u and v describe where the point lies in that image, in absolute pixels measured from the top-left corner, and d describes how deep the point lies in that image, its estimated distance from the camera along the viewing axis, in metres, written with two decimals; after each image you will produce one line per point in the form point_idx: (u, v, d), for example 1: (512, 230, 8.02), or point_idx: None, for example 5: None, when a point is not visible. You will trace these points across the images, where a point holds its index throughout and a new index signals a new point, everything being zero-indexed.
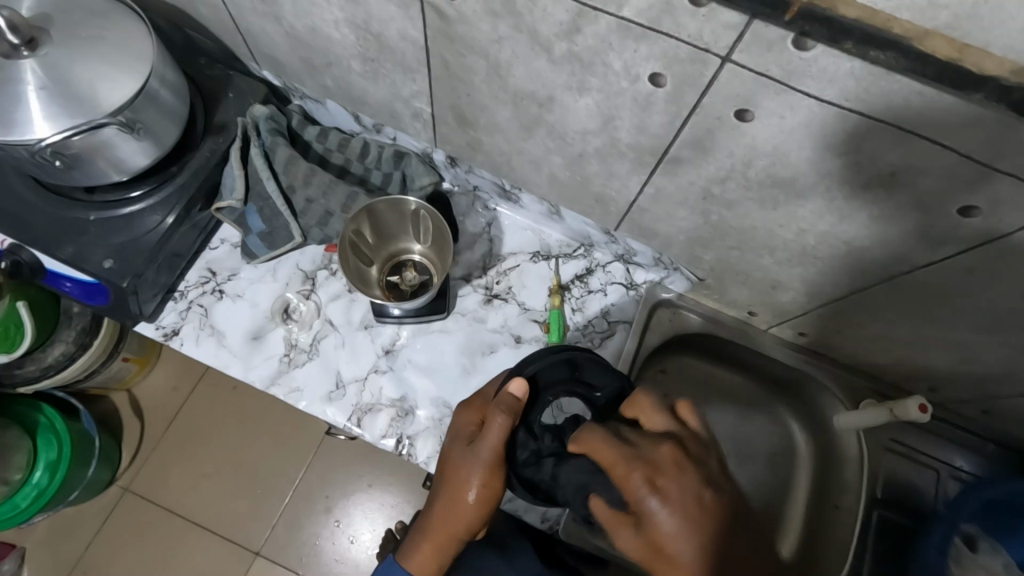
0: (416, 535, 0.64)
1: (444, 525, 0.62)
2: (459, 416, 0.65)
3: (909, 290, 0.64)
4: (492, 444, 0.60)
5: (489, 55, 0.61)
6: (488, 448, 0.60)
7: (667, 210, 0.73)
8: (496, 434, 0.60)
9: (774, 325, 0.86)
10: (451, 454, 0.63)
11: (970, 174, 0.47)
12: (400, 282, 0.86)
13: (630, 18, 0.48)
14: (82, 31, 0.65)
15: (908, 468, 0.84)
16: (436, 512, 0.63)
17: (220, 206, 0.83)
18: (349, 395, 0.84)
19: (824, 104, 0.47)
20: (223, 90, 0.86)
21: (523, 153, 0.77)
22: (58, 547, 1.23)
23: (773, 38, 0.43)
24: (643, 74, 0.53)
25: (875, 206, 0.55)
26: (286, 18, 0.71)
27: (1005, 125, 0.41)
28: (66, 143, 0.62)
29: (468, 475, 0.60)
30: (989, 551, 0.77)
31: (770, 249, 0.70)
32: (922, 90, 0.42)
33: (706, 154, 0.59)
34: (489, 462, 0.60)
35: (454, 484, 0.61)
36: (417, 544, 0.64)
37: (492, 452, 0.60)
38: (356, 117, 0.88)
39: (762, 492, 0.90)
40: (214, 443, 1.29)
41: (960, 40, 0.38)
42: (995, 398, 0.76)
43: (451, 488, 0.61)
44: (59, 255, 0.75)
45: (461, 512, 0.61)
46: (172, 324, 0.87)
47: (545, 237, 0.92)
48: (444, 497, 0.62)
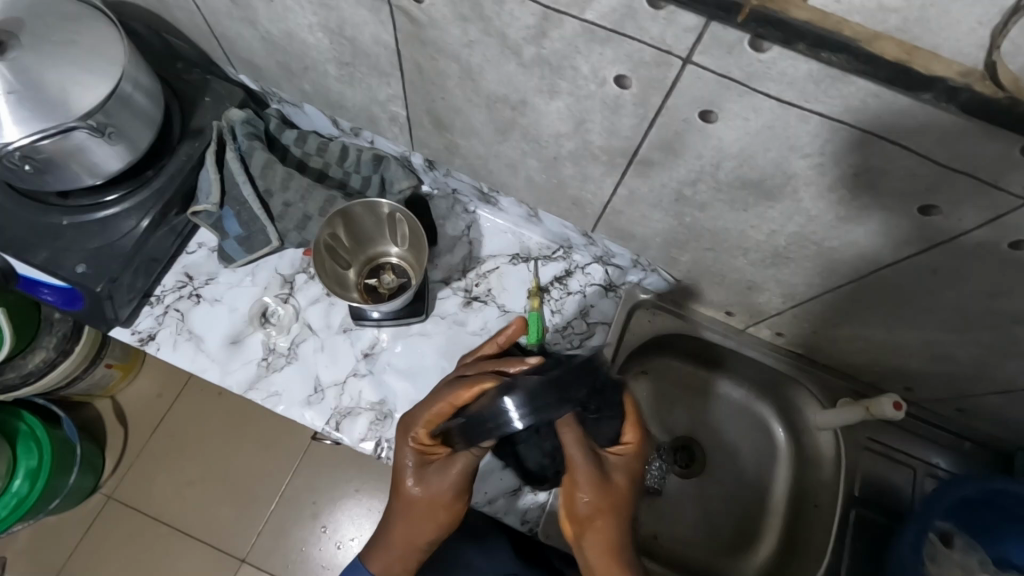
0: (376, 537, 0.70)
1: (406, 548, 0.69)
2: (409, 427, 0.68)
3: (879, 289, 0.65)
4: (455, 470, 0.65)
5: (460, 59, 0.61)
6: (450, 485, 0.66)
7: (641, 212, 0.73)
8: (457, 473, 0.65)
9: (750, 327, 0.88)
10: (405, 471, 0.67)
11: (930, 175, 0.47)
12: (378, 285, 0.86)
13: (594, 22, 0.48)
14: (52, 36, 0.65)
15: (884, 466, 0.84)
16: (393, 536, 0.69)
17: (198, 210, 0.83)
18: (328, 399, 0.84)
19: (784, 105, 0.47)
20: (200, 95, 0.86)
21: (499, 155, 0.77)
22: (39, 556, 1.22)
23: (732, 41, 0.44)
24: (609, 77, 0.54)
25: (841, 206, 0.56)
26: (261, 23, 0.71)
27: (959, 126, 0.42)
28: (36, 146, 0.62)
29: (425, 500, 0.67)
30: (964, 548, 0.78)
31: (744, 251, 0.71)
32: (878, 92, 0.42)
33: (675, 156, 0.60)
34: (444, 498, 0.66)
35: (410, 492, 0.67)
36: (377, 545, 0.70)
37: (449, 490, 0.66)
38: (335, 121, 0.88)
39: (742, 493, 0.89)
40: (198, 450, 1.28)
41: (911, 43, 0.38)
42: (969, 396, 0.77)
43: (400, 489, 0.68)
44: (32, 260, 0.75)
45: (424, 538, 0.68)
46: (148, 329, 0.87)
47: (525, 240, 0.93)
48: (399, 525, 0.68)
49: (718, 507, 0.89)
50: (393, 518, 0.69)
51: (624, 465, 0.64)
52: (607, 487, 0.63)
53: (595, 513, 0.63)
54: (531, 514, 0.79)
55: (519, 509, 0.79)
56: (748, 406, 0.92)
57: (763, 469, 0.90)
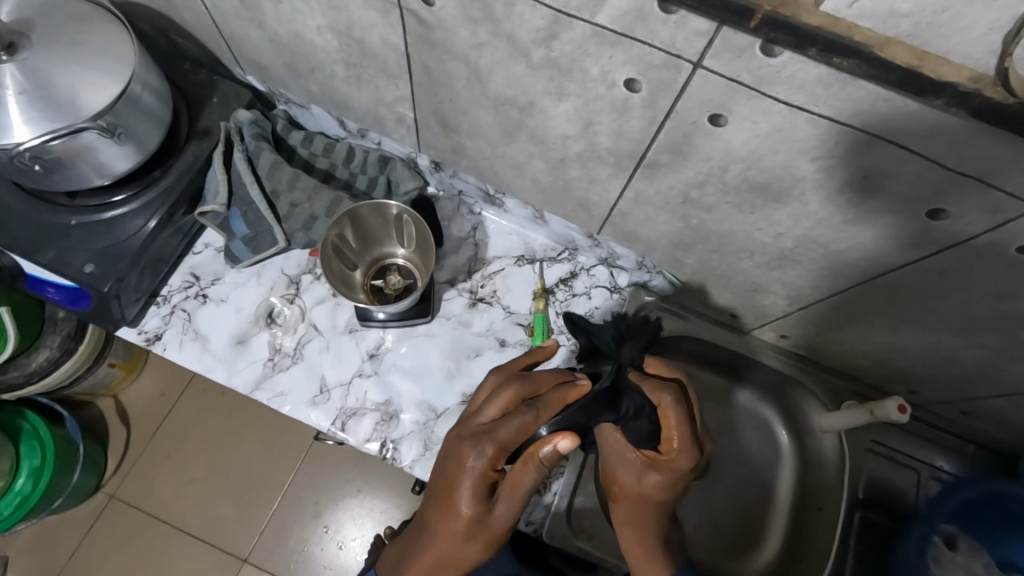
0: (410, 560, 0.67)
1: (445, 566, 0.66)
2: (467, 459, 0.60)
3: (885, 292, 0.65)
4: (523, 492, 0.61)
5: (469, 61, 0.62)
6: (512, 510, 0.62)
7: (647, 214, 0.74)
8: (522, 496, 0.62)
9: (755, 328, 0.89)
10: (463, 505, 0.61)
11: (937, 178, 0.48)
12: (385, 286, 0.86)
13: (604, 25, 0.49)
14: (62, 36, 0.65)
15: (886, 468, 0.85)
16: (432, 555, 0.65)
17: (204, 210, 0.83)
18: (333, 400, 0.84)
19: (794, 108, 0.48)
20: (207, 95, 0.87)
21: (506, 157, 0.77)
22: (42, 555, 1.22)
23: (742, 45, 0.44)
24: (618, 80, 0.54)
25: (848, 209, 0.56)
26: (270, 24, 0.71)
27: (968, 130, 0.42)
28: (46, 147, 0.62)
29: (483, 528, 0.62)
30: (969, 551, 0.78)
31: (749, 253, 0.71)
32: (887, 97, 0.43)
33: (683, 158, 0.60)
34: (504, 523, 0.63)
35: (467, 524, 0.62)
36: (412, 566, 0.67)
37: (511, 513, 0.62)
38: (341, 122, 0.88)
39: (746, 494, 0.89)
40: (202, 449, 1.29)
41: (921, 48, 0.38)
42: (973, 398, 0.77)
43: (452, 520, 0.62)
44: (40, 260, 0.75)
45: (467, 560, 0.65)
46: (155, 329, 0.87)
47: (530, 241, 0.93)
48: (442, 549, 0.64)
49: (722, 508, 0.88)
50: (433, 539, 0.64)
51: (666, 473, 0.62)
52: (645, 488, 0.63)
53: (630, 506, 0.65)
54: (536, 516, 0.80)
55: (525, 510, 0.80)
56: (755, 409, 0.92)
57: (767, 471, 0.90)
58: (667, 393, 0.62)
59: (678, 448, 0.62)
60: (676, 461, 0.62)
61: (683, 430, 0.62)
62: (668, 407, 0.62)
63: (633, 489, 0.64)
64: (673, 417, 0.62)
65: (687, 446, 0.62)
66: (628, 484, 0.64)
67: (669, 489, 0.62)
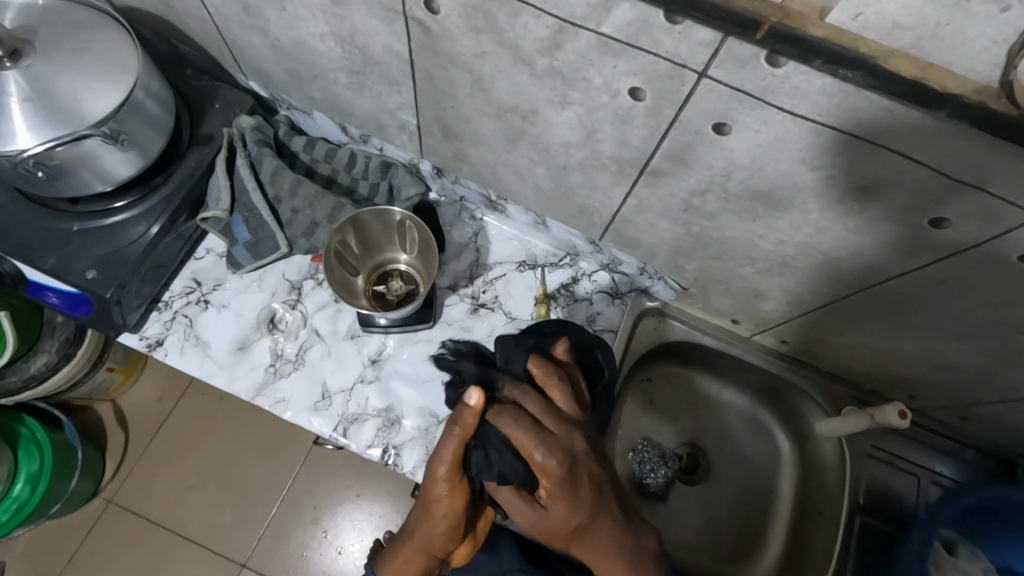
0: (395, 541, 0.68)
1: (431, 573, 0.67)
2: (434, 473, 0.59)
3: (884, 298, 0.66)
4: (448, 455, 0.58)
5: (472, 69, 0.62)
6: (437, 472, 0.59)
7: (648, 221, 0.74)
8: (445, 462, 0.58)
9: (756, 334, 0.88)
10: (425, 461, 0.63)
11: (939, 187, 0.48)
12: (386, 291, 0.86)
13: (609, 35, 0.49)
14: (65, 44, 0.66)
15: (887, 474, 0.85)
16: (419, 565, 0.66)
17: (206, 216, 0.84)
18: (335, 405, 0.84)
19: (797, 118, 0.48)
20: (209, 101, 0.87)
21: (508, 164, 0.78)
22: (39, 562, 1.21)
23: (746, 55, 0.44)
24: (622, 89, 0.54)
25: (849, 217, 0.56)
26: (273, 31, 0.71)
27: (970, 140, 0.42)
28: (50, 154, 0.62)
29: (424, 494, 0.61)
30: (968, 556, 0.77)
31: (751, 260, 0.71)
32: (890, 107, 0.43)
33: (685, 166, 0.60)
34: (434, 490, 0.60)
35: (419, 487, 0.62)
36: (393, 546, 0.68)
37: (438, 479, 0.59)
38: (343, 128, 0.88)
39: (745, 499, 0.90)
40: (200, 454, 1.28)
41: (924, 59, 0.39)
42: (973, 405, 0.78)
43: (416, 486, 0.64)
44: (41, 266, 0.75)
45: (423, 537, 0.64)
46: (156, 335, 0.86)
47: (531, 247, 0.93)
48: (427, 561, 0.65)
49: (721, 513, 0.90)
50: (415, 555, 0.65)
51: (558, 473, 0.54)
52: (560, 522, 0.55)
53: (577, 539, 0.57)
54: None
55: None
56: (753, 413, 0.94)
57: (767, 477, 0.91)
58: (504, 414, 0.55)
59: (545, 442, 0.54)
60: (571, 435, 0.56)
61: (548, 441, 0.55)
62: (517, 436, 0.54)
63: (554, 527, 0.56)
64: (567, 403, 0.59)
65: (553, 449, 0.54)
66: (544, 526, 0.56)
67: (567, 499, 0.54)
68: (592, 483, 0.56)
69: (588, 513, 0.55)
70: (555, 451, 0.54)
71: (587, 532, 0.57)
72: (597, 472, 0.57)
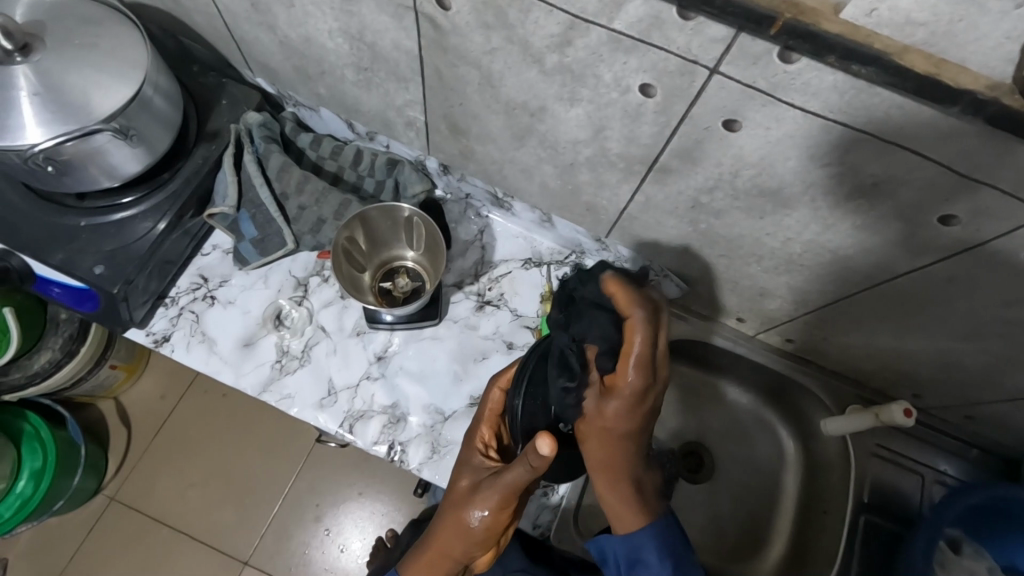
0: (417, 546, 0.67)
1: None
2: (487, 497, 0.60)
3: (891, 296, 0.66)
4: (511, 478, 0.58)
5: (482, 66, 0.62)
6: (491, 492, 0.60)
7: (655, 219, 0.74)
8: (505, 486, 0.59)
9: (761, 333, 0.88)
10: (466, 474, 0.64)
11: (948, 184, 0.48)
12: (393, 288, 0.86)
13: (620, 31, 0.49)
14: (74, 39, 0.66)
15: (892, 472, 0.84)
16: (444, 572, 0.65)
17: (213, 212, 0.84)
18: (340, 402, 0.84)
19: (808, 115, 0.48)
20: (216, 98, 0.87)
21: (515, 161, 0.78)
22: (41, 558, 1.21)
23: (759, 52, 0.44)
24: (632, 85, 0.54)
25: (857, 215, 0.57)
26: (282, 28, 0.72)
27: (981, 137, 0.43)
28: (59, 148, 0.62)
29: (466, 506, 0.61)
30: (973, 555, 0.77)
31: (757, 258, 0.71)
32: (902, 103, 0.43)
33: (693, 164, 0.60)
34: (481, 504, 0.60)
35: (461, 501, 0.62)
36: (416, 551, 0.66)
37: (489, 497, 0.60)
38: (350, 125, 0.89)
39: (747, 498, 0.91)
40: (203, 452, 1.28)
41: (938, 56, 0.39)
42: (978, 404, 0.78)
43: (454, 499, 0.63)
44: (48, 261, 0.75)
45: (455, 547, 0.63)
46: (162, 331, 0.87)
47: (537, 245, 0.93)
48: (454, 565, 0.65)
49: (724, 511, 0.90)
50: (443, 558, 0.64)
51: (631, 397, 0.55)
52: (603, 416, 0.57)
53: (598, 442, 0.58)
54: (541, 520, 0.79)
55: (531, 513, 0.80)
56: (758, 412, 0.94)
57: (772, 476, 0.91)
58: (637, 301, 0.56)
59: (642, 355, 0.55)
60: (662, 361, 0.57)
61: (649, 349, 0.55)
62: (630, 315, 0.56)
63: (595, 418, 0.58)
64: (642, 342, 0.55)
65: (645, 362, 0.55)
66: (587, 408, 0.58)
67: (627, 411, 0.56)
68: (651, 409, 0.57)
69: (628, 428, 0.57)
70: (645, 368, 0.55)
71: (613, 444, 0.58)
72: (656, 406, 0.58)
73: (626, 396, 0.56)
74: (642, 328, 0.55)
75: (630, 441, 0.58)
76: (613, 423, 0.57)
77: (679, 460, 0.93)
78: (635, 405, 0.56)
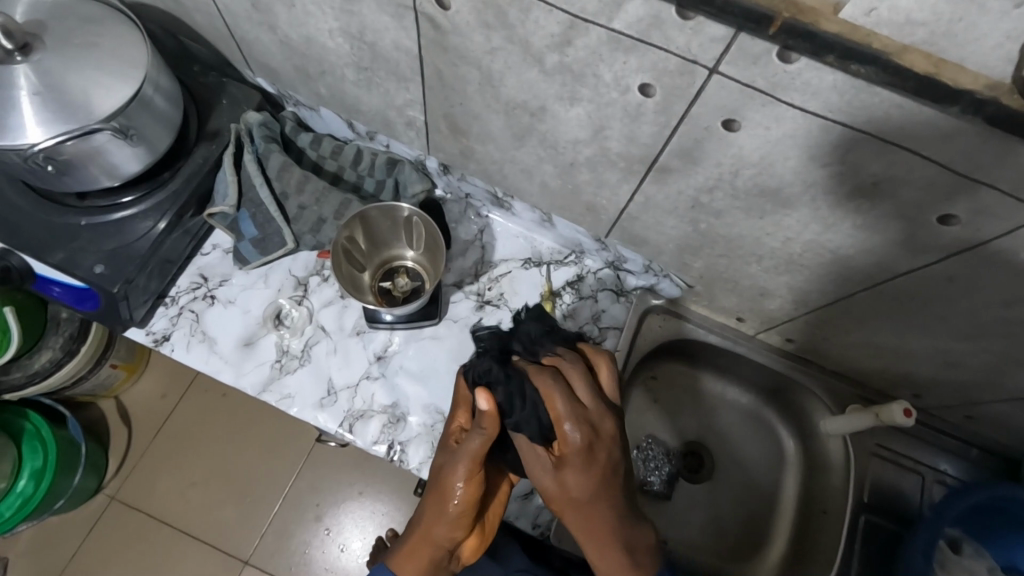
0: (402, 541, 0.65)
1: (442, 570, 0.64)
2: (457, 466, 0.60)
3: (891, 296, 0.66)
4: (477, 439, 0.59)
5: (482, 65, 0.62)
6: (461, 458, 0.60)
7: (655, 218, 0.74)
8: (472, 449, 0.59)
9: (761, 332, 0.89)
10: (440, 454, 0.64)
11: (949, 184, 0.48)
12: (393, 288, 0.86)
13: (620, 30, 0.49)
14: (75, 39, 0.66)
15: (893, 472, 0.84)
16: (431, 561, 0.63)
17: (213, 211, 0.84)
18: (340, 401, 0.84)
19: (807, 114, 0.48)
20: (216, 97, 0.87)
21: (515, 161, 0.78)
22: (41, 556, 1.21)
23: (758, 51, 0.44)
24: (632, 85, 0.54)
25: (858, 215, 0.56)
26: (282, 27, 0.72)
27: (982, 137, 0.43)
28: (59, 148, 0.62)
29: (442, 482, 0.61)
30: (972, 554, 0.78)
31: (758, 258, 0.71)
32: (902, 103, 0.43)
33: (694, 163, 0.60)
34: (454, 473, 0.60)
35: (440, 480, 0.62)
36: (401, 546, 0.64)
37: (461, 466, 0.60)
38: (350, 124, 0.89)
39: (750, 499, 0.91)
40: (203, 451, 1.28)
41: (938, 56, 0.39)
42: (978, 404, 0.78)
43: (434, 481, 0.63)
44: (48, 260, 0.75)
45: (440, 528, 0.62)
46: (162, 330, 0.87)
47: (537, 245, 0.93)
48: (439, 552, 0.63)
49: (726, 511, 0.90)
50: (428, 544, 0.62)
51: (580, 460, 0.55)
52: (565, 489, 0.56)
53: (573, 514, 0.56)
54: (541, 519, 0.80)
55: (531, 513, 0.81)
56: (758, 412, 0.94)
57: (772, 476, 0.91)
58: (545, 373, 0.57)
59: (574, 413, 0.55)
60: (602, 415, 0.56)
61: (578, 409, 0.55)
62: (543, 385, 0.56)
63: (559, 492, 0.56)
64: (563, 400, 0.55)
65: (579, 419, 0.55)
66: (548, 487, 0.57)
67: (586, 474, 0.55)
68: (609, 464, 0.56)
69: (590, 491, 0.55)
70: (582, 423, 0.55)
71: (586, 509, 0.56)
72: (614, 457, 0.56)
73: (580, 463, 0.55)
74: (560, 398, 0.55)
75: (608, 498, 0.56)
76: (583, 488, 0.55)
77: (680, 460, 0.92)
78: (592, 468, 0.55)
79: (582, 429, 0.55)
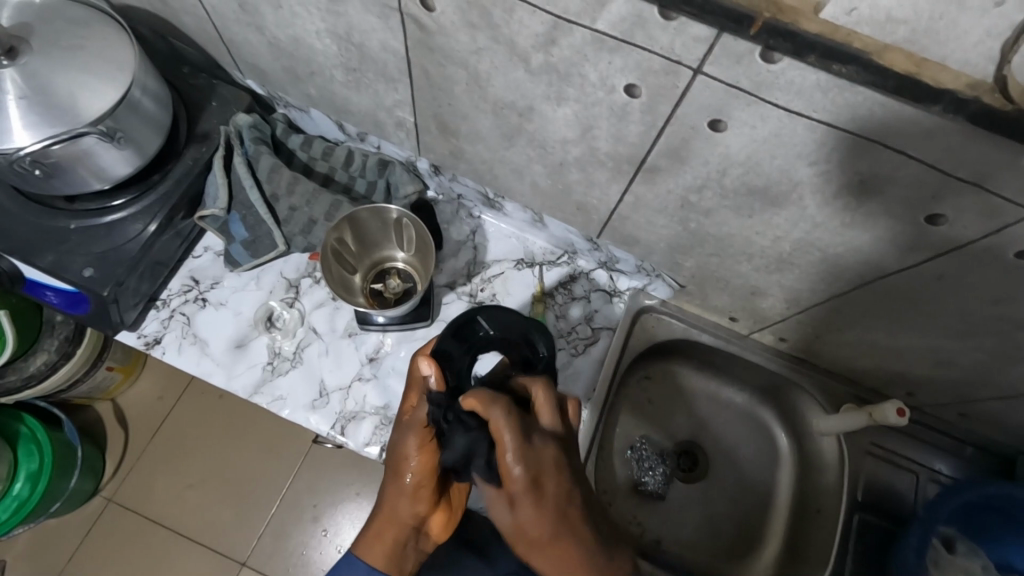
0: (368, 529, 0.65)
1: (410, 547, 0.66)
2: (407, 440, 0.60)
3: (882, 294, 0.65)
4: (422, 414, 0.60)
5: (468, 65, 0.62)
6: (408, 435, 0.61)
7: (646, 218, 0.74)
8: (417, 425, 0.60)
9: (754, 332, 0.88)
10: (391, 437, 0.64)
11: (936, 183, 0.48)
12: (384, 289, 0.86)
13: (603, 31, 0.49)
14: (62, 42, 0.66)
15: (887, 471, 0.86)
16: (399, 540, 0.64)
17: (203, 214, 0.84)
18: (332, 403, 0.84)
19: (792, 114, 0.48)
20: (206, 99, 0.87)
21: (505, 161, 0.77)
22: (39, 559, 1.21)
23: (741, 51, 0.44)
24: (617, 85, 0.54)
25: (847, 214, 0.56)
26: (270, 29, 0.71)
27: (965, 136, 0.42)
28: (47, 152, 0.62)
29: (395, 462, 0.62)
30: (967, 553, 0.77)
31: (748, 257, 0.71)
32: (885, 102, 0.43)
33: (682, 163, 0.60)
34: (404, 451, 0.61)
35: (394, 463, 0.62)
36: (368, 532, 0.65)
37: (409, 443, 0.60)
38: (340, 126, 0.88)
39: (747, 500, 0.90)
40: (199, 453, 1.28)
41: (919, 54, 0.39)
42: (970, 402, 0.78)
43: (389, 465, 0.63)
44: (38, 263, 0.75)
45: (403, 506, 0.63)
46: (153, 333, 0.86)
47: (529, 245, 0.93)
48: (403, 531, 0.64)
49: (722, 511, 0.90)
50: (393, 524, 0.63)
51: (529, 494, 0.47)
52: (520, 524, 0.49)
53: (540, 554, 0.50)
54: None
55: None
56: (752, 412, 0.94)
57: (767, 475, 0.91)
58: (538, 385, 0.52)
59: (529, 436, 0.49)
60: (542, 445, 0.49)
61: (538, 434, 0.50)
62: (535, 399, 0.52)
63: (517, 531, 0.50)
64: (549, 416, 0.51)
65: (533, 448, 0.48)
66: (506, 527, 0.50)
67: (545, 513, 0.48)
68: (561, 500, 0.49)
69: (546, 530, 0.48)
70: (531, 458, 0.48)
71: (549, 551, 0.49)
72: (565, 488, 0.49)
73: (532, 499, 0.48)
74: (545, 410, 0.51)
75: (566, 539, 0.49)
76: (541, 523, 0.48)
77: (674, 460, 0.92)
78: (561, 501, 0.49)
79: (524, 456, 0.47)
